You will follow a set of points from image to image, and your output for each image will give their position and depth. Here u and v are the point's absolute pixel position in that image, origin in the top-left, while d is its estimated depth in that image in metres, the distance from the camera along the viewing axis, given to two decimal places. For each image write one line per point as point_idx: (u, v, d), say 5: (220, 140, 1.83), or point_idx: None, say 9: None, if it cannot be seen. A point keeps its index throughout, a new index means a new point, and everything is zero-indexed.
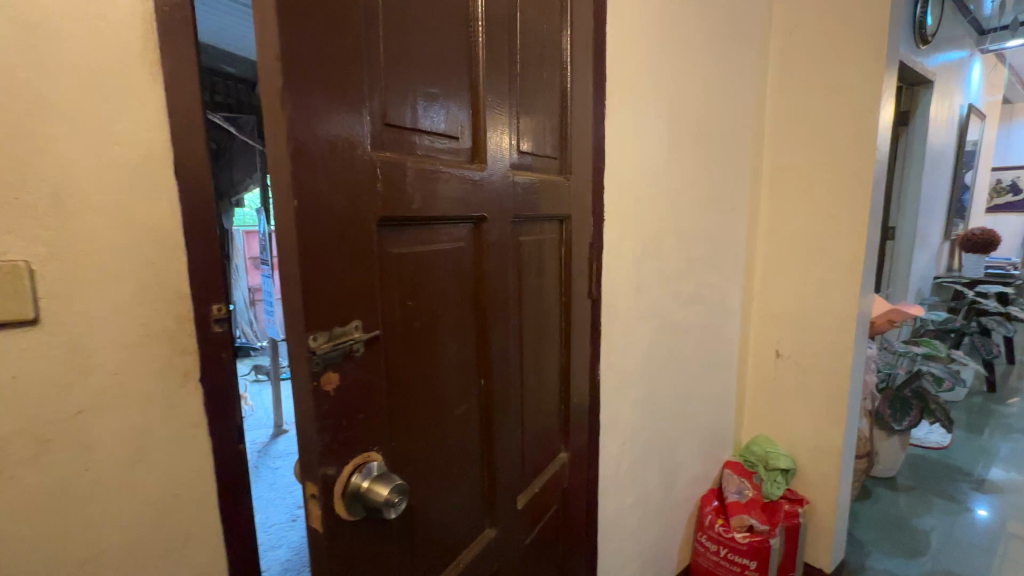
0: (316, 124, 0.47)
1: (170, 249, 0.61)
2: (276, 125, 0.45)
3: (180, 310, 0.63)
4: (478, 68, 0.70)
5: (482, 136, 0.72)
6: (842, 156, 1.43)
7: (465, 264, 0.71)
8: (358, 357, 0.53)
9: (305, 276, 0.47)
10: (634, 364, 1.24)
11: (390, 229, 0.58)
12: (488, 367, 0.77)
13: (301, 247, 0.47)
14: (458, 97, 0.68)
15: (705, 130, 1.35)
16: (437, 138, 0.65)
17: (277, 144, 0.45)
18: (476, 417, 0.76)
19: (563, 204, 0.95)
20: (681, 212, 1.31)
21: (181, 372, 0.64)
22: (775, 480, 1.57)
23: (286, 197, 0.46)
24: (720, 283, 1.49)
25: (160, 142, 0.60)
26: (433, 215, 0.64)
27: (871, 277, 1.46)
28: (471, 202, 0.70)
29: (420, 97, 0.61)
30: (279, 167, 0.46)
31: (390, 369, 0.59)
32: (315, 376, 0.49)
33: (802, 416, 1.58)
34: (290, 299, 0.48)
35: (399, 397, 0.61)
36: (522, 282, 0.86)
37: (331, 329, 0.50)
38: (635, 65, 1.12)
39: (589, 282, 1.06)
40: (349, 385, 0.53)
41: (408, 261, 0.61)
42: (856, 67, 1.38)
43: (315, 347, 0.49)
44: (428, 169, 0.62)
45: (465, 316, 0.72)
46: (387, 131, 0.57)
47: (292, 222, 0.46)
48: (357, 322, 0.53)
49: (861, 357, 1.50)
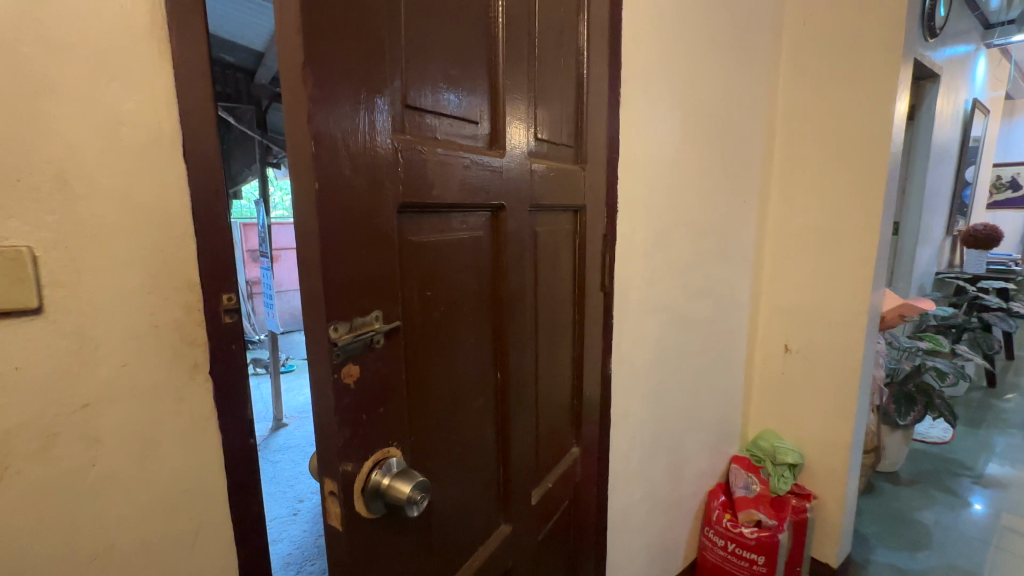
0: (338, 102, 0.45)
1: (180, 236, 0.59)
2: (296, 103, 0.42)
3: (189, 300, 0.61)
4: (497, 52, 0.68)
5: (500, 121, 0.70)
6: (856, 149, 1.40)
7: (483, 255, 0.69)
8: (378, 349, 0.51)
9: (325, 264, 0.45)
10: (644, 359, 1.23)
11: (410, 216, 0.56)
12: (503, 361, 0.75)
13: (321, 232, 0.44)
14: (478, 81, 0.65)
15: (717, 121, 1.33)
16: (456, 123, 0.62)
17: (296, 119, 0.43)
18: (493, 412, 0.74)
19: (578, 194, 0.93)
20: (692, 203, 1.29)
21: (191, 364, 0.62)
22: (782, 475, 1.55)
23: (306, 178, 0.43)
24: (729, 276, 1.47)
25: (168, 123, 0.57)
26: (452, 203, 0.61)
27: (883, 271, 1.44)
28: (490, 190, 0.67)
29: (440, 79, 0.59)
30: (299, 146, 0.43)
31: (410, 361, 0.57)
32: (336, 368, 0.47)
33: (810, 410, 1.57)
34: (310, 287, 0.45)
35: (418, 391, 0.59)
36: (538, 274, 0.83)
37: (351, 319, 0.48)
38: (649, 53, 1.10)
39: (602, 274, 1.04)
40: (369, 378, 0.50)
41: (427, 251, 0.59)
42: (872, 58, 1.36)
43: (336, 337, 0.46)
44: (449, 156, 0.59)
45: (481, 308, 0.70)
46: (407, 112, 0.54)
47: (313, 206, 0.44)
48: (378, 313, 0.51)
49: (871, 352, 1.49)
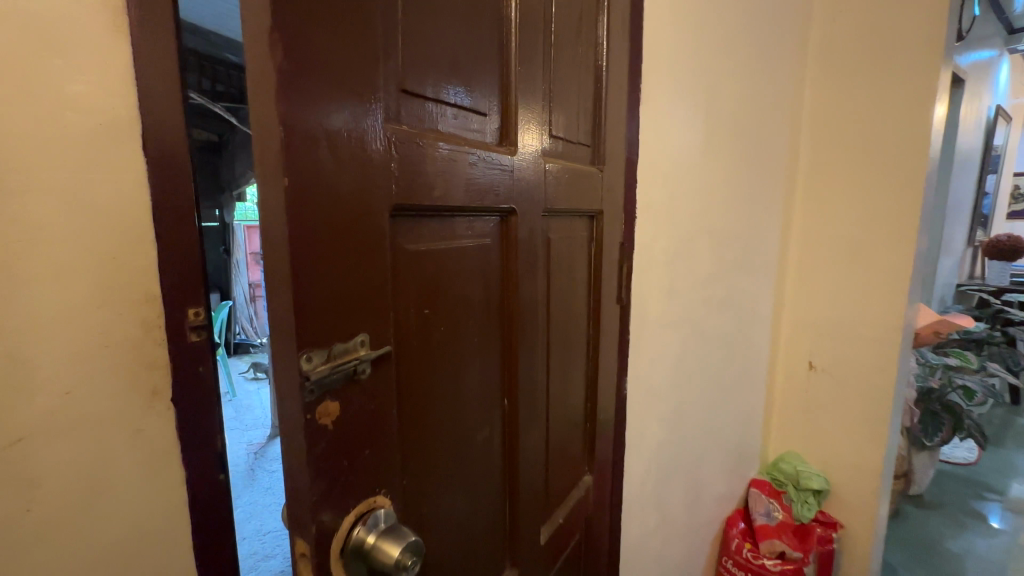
0: (314, 80, 0.36)
1: (138, 240, 0.51)
2: (262, 79, 0.34)
3: (148, 315, 0.52)
4: (508, 34, 0.59)
5: (512, 114, 0.61)
6: (892, 154, 1.31)
7: (491, 266, 0.61)
8: (363, 381, 0.43)
9: (297, 279, 0.36)
10: (663, 379, 1.13)
11: (405, 221, 0.47)
12: (512, 386, 0.66)
13: (292, 239, 0.36)
14: (489, 66, 0.57)
15: (741, 124, 1.24)
16: (463, 114, 0.54)
17: (263, 97, 0.34)
18: (499, 443, 0.66)
19: (595, 198, 0.84)
20: (714, 211, 1.20)
21: (150, 389, 0.53)
22: (806, 501, 1.47)
23: (273, 172, 0.35)
24: (752, 287, 1.38)
25: (126, 110, 0.49)
26: (456, 205, 0.53)
27: (918, 286, 1.35)
28: (500, 192, 0.59)
29: (445, 60, 0.50)
30: (266, 132, 0.34)
31: (404, 392, 0.48)
32: (309, 407, 0.38)
33: (836, 432, 1.48)
34: (277, 308, 0.37)
35: (413, 426, 0.50)
36: (551, 285, 0.75)
37: (330, 346, 0.39)
38: (675, 47, 1.01)
39: (619, 286, 0.95)
40: (353, 415, 0.42)
41: (427, 263, 0.50)
42: (911, 57, 1.26)
43: (309, 370, 0.38)
44: (452, 152, 0.51)
45: (488, 327, 0.61)
46: (404, 97, 0.45)
47: (282, 207, 0.35)
48: (364, 337, 0.42)
49: (904, 370, 1.39)
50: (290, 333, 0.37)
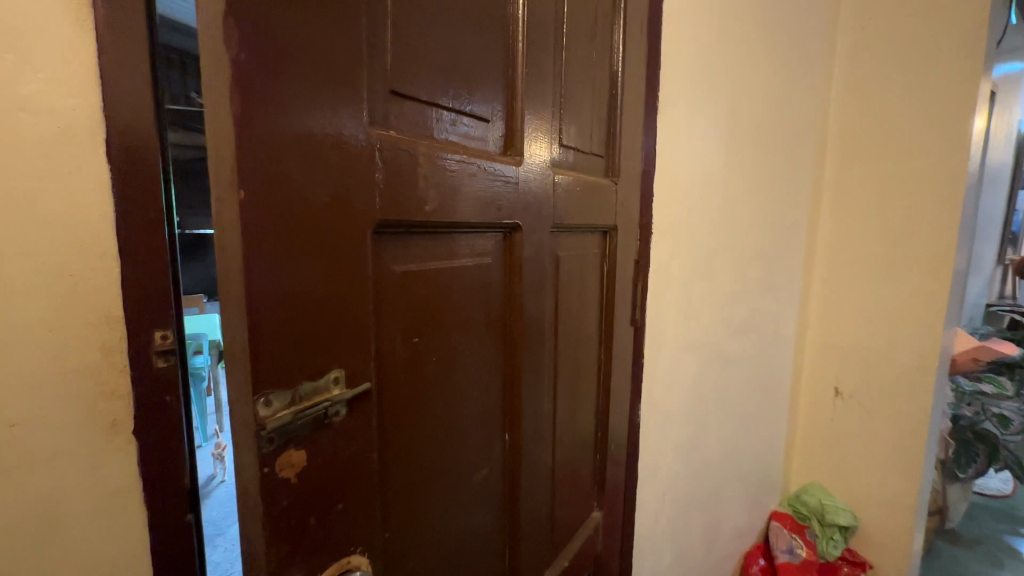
0: (278, 76, 0.31)
1: (99, 254, 0.44)
2: (214, 73, 0.29)
3: (108, 339, 0.46)
4: (515, 33, 0.54)
5: (518, 121, 0.56)
6: (928, 168, 1.23)
7: (493, 287, 0.55)
8: (335, 426, 0.37)
9: (252, 308, 0.31)
10: (680, 405, 1.06)
11: (393, 239, 0.41)
12: (515, 420, 0.60)
13: (247, 262, 0.31)
14: (493, 67, 0.51)
15: (765, 137, 1.18)
16: (463, 119, 0.48)
17: (214, 93, 0.29)
18: (499, 484, 0.59)
19: (608, 212, 0.78)
20: (735, 226, 1.13)
21: (109, 422, 0.47)
22: (832, 538, 1.38)
23: (226, 182, 0.30)
24: (774, 307, 1.30)
25: (88, 110, 0.43)
26: (453, 221, 0.47)
27: (955, 309, 1.26)
28: (503, 206, 0.53)
29: (444, 58, 0.44)
30: (218, 134, 0.29)
31: (388, 434, 0.42)
32: (267, 460, 0.33)
33: (866, 463, 1.38)
34: (231, 340, 0.31)
35: (399, 471, 0.44)
36: (559, 307, 0.68)
37: (294, 386, 0.34)
38: (696, 54, 0.95)
39: (632, 307, 0.88)
40: (323, 464, 0.36)
41: (419, 286, 0.44)
42: (947, 66, 1.19)
43: (266, 417, 0.32)
44: (449, 160, 0.45)
45: (488, 355, 0.55)
46: (394, 98, 0.40)
47: (236, 223, 0.30)
48: (338, 373, 0.37)
49: (941, 399, 1.30)
50: (244, 370, 0.31)
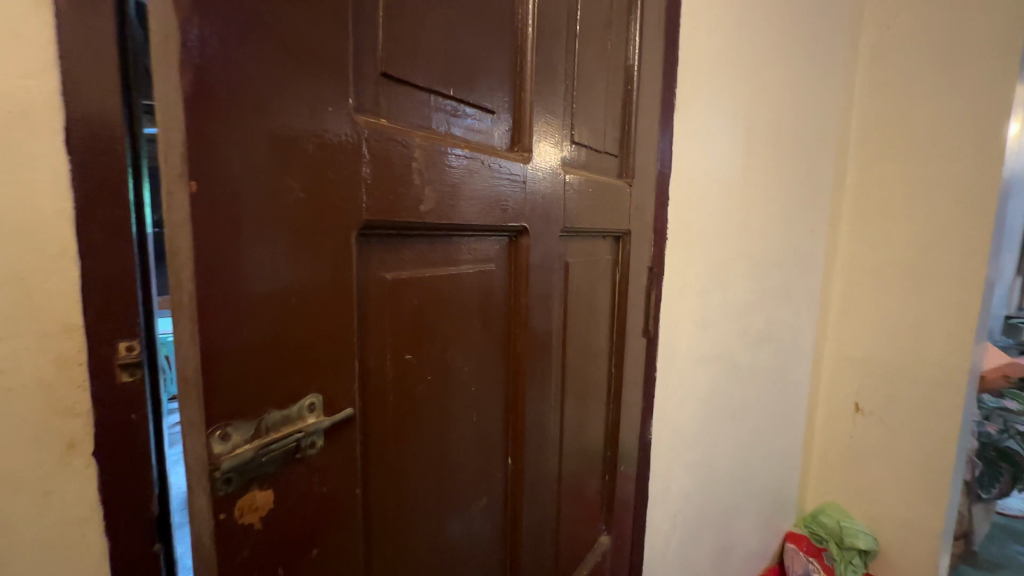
0: (241, 49, 0.26)
1: (57, 253, 0.39)
2: (162, 39, 0.24)
3: (66, 350, 0.41)
4: (524, 16, 0.49)
5: (526, 113, 0.50)
6: (958, 175, 1.17)
7: (495, 298, 0.49)
8: (309, 461, 0.32)
9: (206, 322, 0.26)
10: (693, 421, 1.00)
11: (382, 242, 0.36)
12: (518, 444, 0.55)
13: (200, 267, 0.26)
14: (498, 54, 0.46)
15: (785, 139, 1.12)
16: (465, 108, 0.43)
17: (161, 64, 0.24)
18: (500, 514, 0.54)
19: (621, 216, 0.73)
20: (754, 234, 1.07)
21: (65, 443, 0.41)
22: (850, 562, 1.32)
23: (174, 172, 0.25)
24: (792, 318, 1.24)
25: (45, 92, 0.37)
26: (452, 223, 0.42)
27: (986, 323, 1.20)
28: (508, 208, 0.48)
29: (443, 39, 0.39)
30: (165, 112, 0.24)
31: (373, 466, 0.37)
32: (224, 503, 0.28)
33: (887, 482, 1.32)
34: (183, 361, 0.26)
35: (386, 505, 0.39)
36: (567, 318, 0.63)
37: (259, 416, 0.29)
38: (715, 51, 0.89)
39: (646, 317, 0.82)
40: (291, 503, 0.31)
41: (411, 297, 0.39)
42: (980, 68, 1.14)
43: (222, 454, 0.28)
44: (449, 154, 0.40)
45: (490, 373, 0.50)
46: (385, 80, 0.35)
47: (187, 222, 0.25)
48: (314, 398, 0.32)
49: (969, 417, 1.23)
50: (196, 395, 0.26)
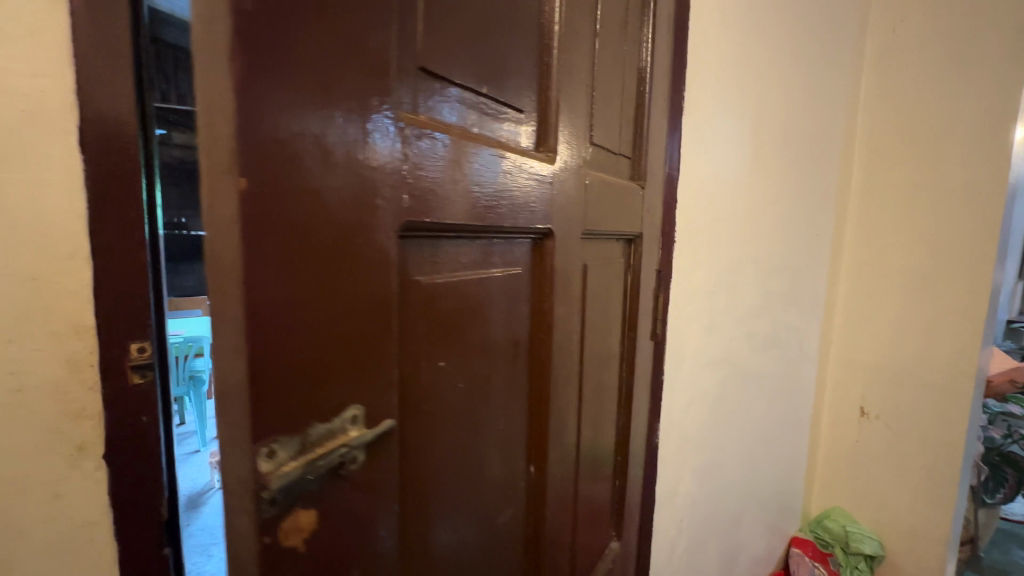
0: (287, 39, 0.25)
1: (69, 253, 0.39)
2: (212, 30, 0.23)
3: (77, 351, 0.40)
4: (551, 14, 0.48)
5: (552, 113, 0.50)
6: (963, 179, 1.18)
7: (520, 302, 0.49)
8: (349, 476, 0.31)
9: (253, 329, 0.25)
10: (700, 425, 1.00)
11: (417, 245, 0.36)
12: (541, 451, 0.54)
13: (247, 270, 0.25)
14: (525, 52, 0.46)
15: (792, 142, 1.12)
16: (495, 107, 0.43)
17: (212, 55, 0.23)
18: (522, 521, 0.53)
19: (634, 219, 0.73)
20: (761, 236, 1.07)
21: (74, 445, 0.41)
22: (856, 567, 1.33)
23: (223, 170, 0.24)
24: (798, 322, 1.24)
25: (58, 93, 0.37)
26: (483, 225, 0.41)
27: (992, 326, 1.20)
28: (536, 209, 0.48)
29: (475, 36, 0.39)
30: (214, 108, 0.24)
31: (406, 475, 0.36)
32: (268, 523, 0.27)
33: (893, 486, 1.32)
34: (228, 369, 0.25)
35: (418, 516, 0.38)
36: (586, 321, 0.63)
37: (303, 430, 0.28)
38: (723, 52, 0.89)
39: (654, 320, 0.82)
40: (332, 521, 0.31)
41: (443, 300, 0.39)
42: (986, 72, 1.14)
43: (269, 472, 0.27)
44: (480, 154, 0.40)
45: (514, 378, 0.49)
46: (423, 76, 0.34)
47: (235, 222, 0.24)
48: (355, 409, 0.31)
49: (975, 420, 1.23)
50: (244, 404, 0.26)
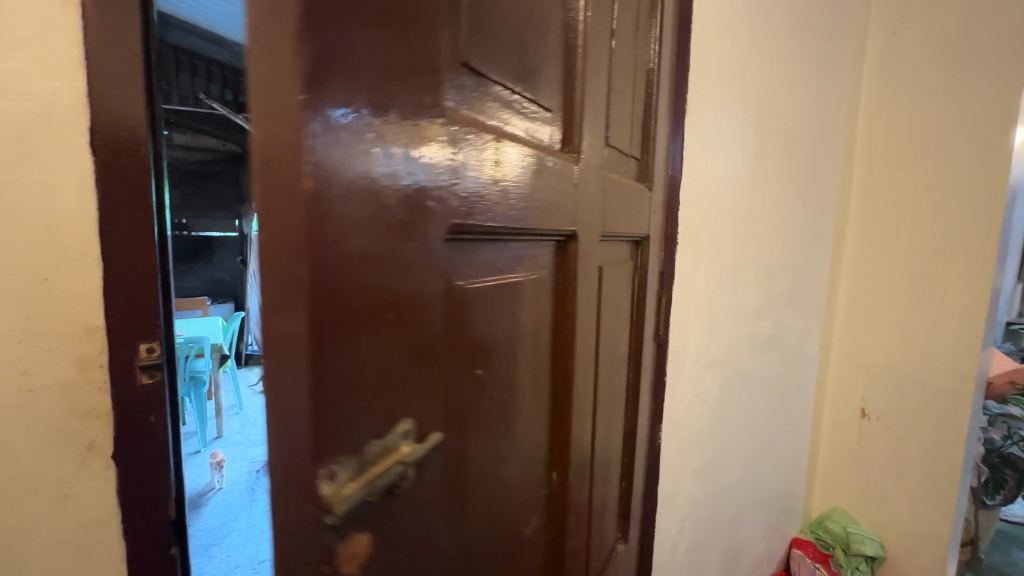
0: (349, 36, 0.25)
1: (81, 261, 0.42)
2: (278, 27, 0.22)
3: (86, 352, 0.43)
4: (576, 15, 0.49)
5: (578, 113, 0.51)
6: (963, 181, 1.19)
7: (544, 306, 0.50)
8: (400, 492, 0.31)
9: (317, 343, 0.25)
10: (702, 426, 1.00)
11: (457, 250, 0.36)
12: (562, 456, 0.55)
13: (313, 281, 0.24)
14: (552, 53, 0.46)
15: (793, 143, 1.12)
16: (525, 108, 0.43)
17: (278, 52, 0.22)
18: (544, 531, 0.54)
19: (642, 220, 0.74)
20: (762, 238, 1.08)
21: (84, 444, 0.43)
22: (857, 568, 1.32)
23: (289, 176, 0.23)
24: (799, 323, 1.24)
25: (71, 99, 0.40)
26: (516, 229, 0.42)
27: (992, 328, 1.20)
28: (563, 211, 0.49)
29: (509, 37, 0.40)
30: (276, 107, 0.22)
31: (447, 486, 0.36)
32: (328, 549, 0.26)
33: (894, 488, 1.32)
34: (290, 386, 0.25)
35: (456, 526, 0.38)
36: (602, 322, 0.63)
37: (362, 448, 0.28)
38: (725, 55, 0.90)
39: (656, 321, 0.82)
40: (384, 539, 0.30)
41: (478, 305, 0.39)
42: (985, 75, 1.15)
43: (333, 497, 0.26)
44: (514, 157, 0.40)
45: (538, 383, 0.50)
46: (467, 73, 0.35)
47: (302, 231, 0.24)
48: (406, 422, 0.31)
49: (976, 422, 1.24)
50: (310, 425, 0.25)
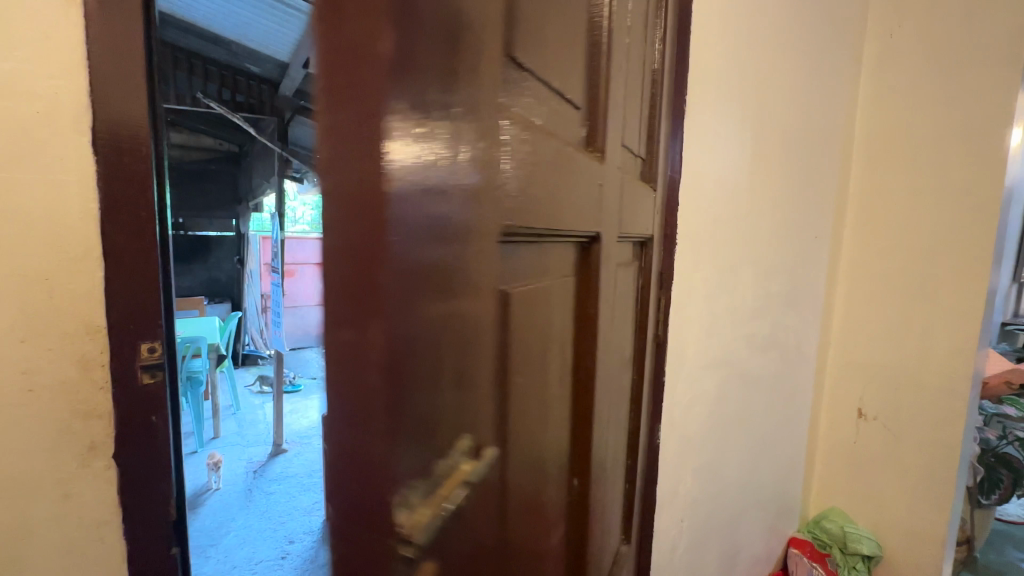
0: (423, 45, 0.24)
1: (82, 254, 0.39)
2: (362, 38, 0.22)
3: (88, 351, 0.41)
4: (600, 15, 0.49)
5: (601, 114, 0.51)
6: (960, 182, 1.19)
7: (569, 309, 0.50)
8: (456, 511, 0.32)
9: (395, 361, 0.25)
10: (701, 425, 1.00)
11: (502, 257, 0.36)
12: (583, 460, 0.56)
13: (392, 298, 0.24)
14: (579, 51, 0.47)
15: (792, 145, 1.13)
16: (557, 107, 0.44)
17: (361, 63, 0.22)
18: (567, 537, 0.54)
19: (648, 220, 0.74)
20: (761, 238, 1.08)
21: (85, 445, 0.41)
22: (854, 567, 1.33)
23: (371, 189, 0.23)
24: (797, 323, 1.25)
25: (71, 97, 0.38)
26: (549, 231, 0.42)
27: (989, 328, 1.21)
28: (589, 213, 0.50)
29: (545, 36, 0.40)
30: (357, 117, 0.22)
31: (493, 501, 0.37)
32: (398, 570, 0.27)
33: (890, 488, 1.33)
34: (369, 409, 0.24)
35: (499, 539, 0.39)
36: (614, 322, 0.64)
37: (428, 470, 0.28)
38: (724, 56, 0.90)
39: (656, 321, 0.83)
40: (442, 556, 0.31)
41: (519, 310, 0.39)
42: (982, 77, 1.16)
43: (406, 523, 0.27)
44: (550, 161, 0.40)
45: (562, 382, 0.50)
46: (512, 66, 0.35)
47: (382, 247, 0.23)
48: (463, 439, 0.32)
49: (972, 421, 1.24)
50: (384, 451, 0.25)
